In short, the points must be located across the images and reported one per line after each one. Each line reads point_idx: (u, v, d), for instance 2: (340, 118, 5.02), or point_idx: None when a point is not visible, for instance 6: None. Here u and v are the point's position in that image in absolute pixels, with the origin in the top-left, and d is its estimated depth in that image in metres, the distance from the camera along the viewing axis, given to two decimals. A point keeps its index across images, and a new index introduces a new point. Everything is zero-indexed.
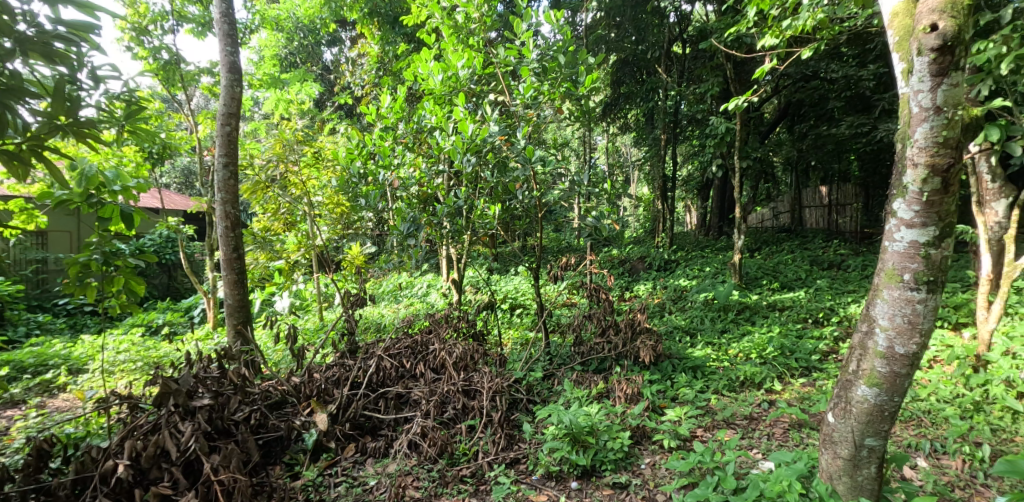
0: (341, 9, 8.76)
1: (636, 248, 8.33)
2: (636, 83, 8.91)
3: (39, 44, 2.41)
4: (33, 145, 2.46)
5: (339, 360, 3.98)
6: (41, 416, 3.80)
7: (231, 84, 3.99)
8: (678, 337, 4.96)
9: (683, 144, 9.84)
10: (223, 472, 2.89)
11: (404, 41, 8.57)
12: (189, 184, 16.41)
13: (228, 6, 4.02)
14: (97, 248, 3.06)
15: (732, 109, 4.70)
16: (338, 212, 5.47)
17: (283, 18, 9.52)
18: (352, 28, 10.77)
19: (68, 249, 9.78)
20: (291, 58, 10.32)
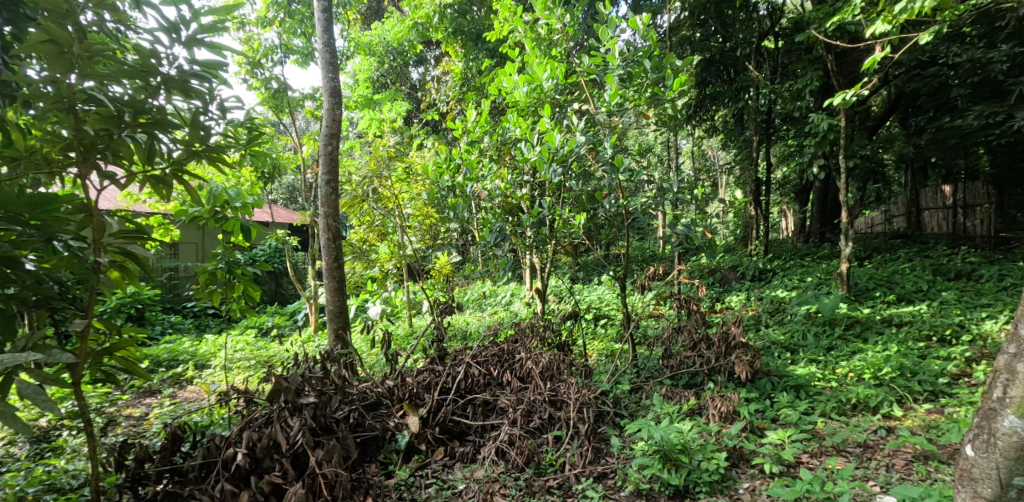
0: (428, 31, 9.28)
1: (728, 257, 7.86)
2: (723, 83, 8.40)
3: (179, 82, 3.03)
4: (175, 168, 3.16)
5: (430, 366, 4.11)
6: (171, 406, 4.29)
7: (333, 107, 4.23)
8: (777, 353, 4.59)
9: (783, 145, 9.13)
10: (327, 466, 3.18)
11: (488, 56, 9.07)
12: (294, 199, 18.00)
13: (331, 36, 4.29)
14: (222, 258, 3.42)
15: (837, 104, 4.30)
16: (427, 223, 5.75)
17: (374, 44, 10.23)
18: (436, 48, 11.40)
19: (195, 258, 11.02)
20: (382, 79, 10.76)
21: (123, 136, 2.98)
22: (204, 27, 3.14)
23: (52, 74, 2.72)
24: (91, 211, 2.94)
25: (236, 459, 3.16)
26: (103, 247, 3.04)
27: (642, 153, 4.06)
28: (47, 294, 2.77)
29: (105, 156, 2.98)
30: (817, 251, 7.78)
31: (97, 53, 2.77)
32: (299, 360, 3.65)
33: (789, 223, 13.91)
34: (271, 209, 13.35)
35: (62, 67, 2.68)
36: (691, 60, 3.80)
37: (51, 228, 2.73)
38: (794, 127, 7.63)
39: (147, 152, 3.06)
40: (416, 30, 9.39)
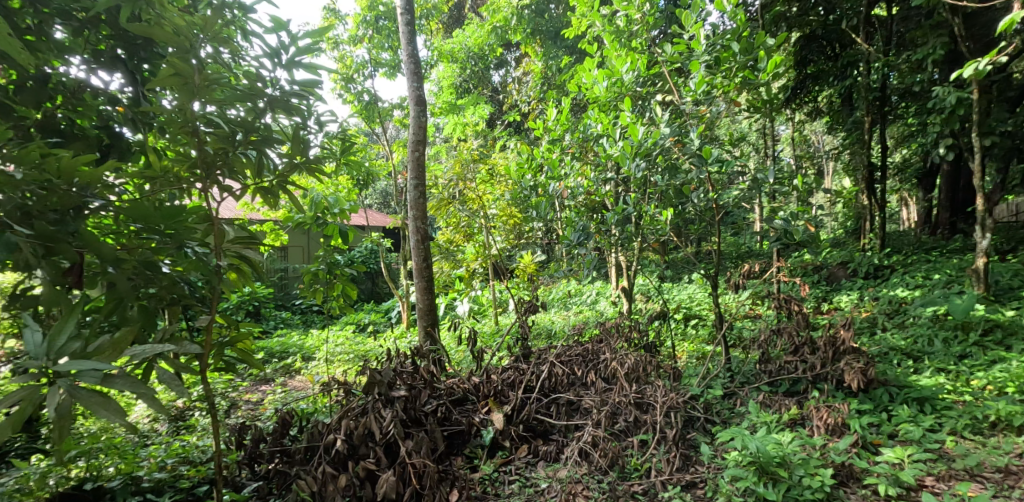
0: (506, 33, 9.84)
1: (837, 252, 7.14)
2: (827, 60, 7.40)
3: (282, 101, 3.35)
4: (280, 180, 3.50)
5: (514, 364, 4.23)
6: (281, 393, 4.77)
7: (419, 114, 4.45)
8: (897, 360, 4.05)
9: (900, 126, 8.15)
10: (415, 457, 3.36)
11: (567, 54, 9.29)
12: (386, 203, 18.89)
13: (415, 47, 4.52)
14: (323, 259, 3.70)
15: (968, 76, 3.72)
16: (511, 223, 5.93)
17: (455, 51, 10.38)
18: (515, 49, 11.80)
19: (302, 260, 12.02)
20: (465, 85, 10.77)
21: (237, 153, 3.35)
22: (302, 50, 3.45)
23: (178, 102, 3.10)
24: (212, 220, 3.39)
25: (335, 445, 3.44)
26: (224, 251, 3.44)
27: (734, 143, 3.82)
28: (180, 292, 3.24)
29: (223, 172, 3.37)
30: (947, 244, 6.83)
31: (214, 81, 3.13)
32: (393, 355, 3.89)
33: (911, 213, 12.42)
34: (366, 214, 14.31)
35: (186, 96, 3.05)
36: (787, 37, 3.49)
37: (181, 235, 3.21)
38: (917, 103, 6.75)
39: (257, 167, 3.42)
40: (495, 34, 9.80)
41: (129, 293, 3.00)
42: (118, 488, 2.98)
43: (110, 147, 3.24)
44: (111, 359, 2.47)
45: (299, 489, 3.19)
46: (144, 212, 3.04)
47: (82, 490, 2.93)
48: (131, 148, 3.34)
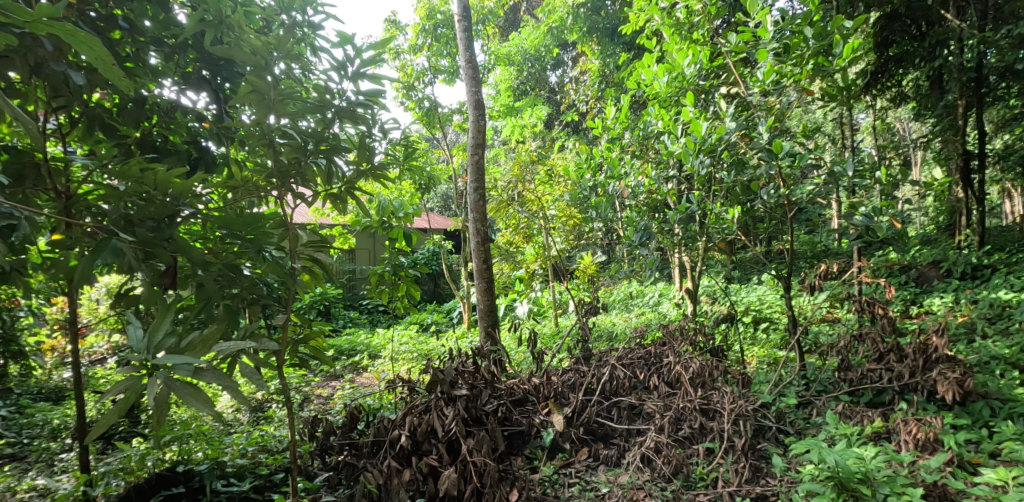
0: (562, 32, 9.94)
1: (929, 251, 6.58)
2: (912, 39, 6.52)
3: (349, 111, 3.53)
4: (348, 186, 3.68)
5: (575, 365, 4.26)
6: (350, 389, 5.05)
7: (477, 119, 4.52)
8: (1000, 370, 3.62)
9: (994, 111, 7.31)
10: (477, 455, 3.42)
11: (625, 50, 8.78)
12: (448, 207, 19.13)
13: (473, 53, 4.61)
14: (388, 262, 3.85)
15: None
16: (571, 224, 5.97)
17: (513, 54, 10.80)
18: (570, 49, 12.40)
19: (369, 262, 12.58)
20: (522, 87, 11.70)
21: (308, 162, 3.56)
22: (366, 61, 3.61)
23: (256, 116, 3.34)
24: (287, 226, 3.59)
25: (400, 440, 3.57)
26: (298, 254, 3.66)
27: (807, 135, 3.59)
28: (260, 293, 3.47)
29: (296, 180, 3.59)
30: None
31: (287, 95, 3.35)
32: (454, 354, 3.99)
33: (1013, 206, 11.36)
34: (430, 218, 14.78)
35: (263, 111, 3.29)
36: (866, 18, 3.22)
37: (259, 240, 3.41)
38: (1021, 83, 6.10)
39: (326, 174, 3.61)
40: (550, 35, 10.08)
41: (216, 293, 3.22)
42: (206, 472, 3.30)
43: (197, 160, 3.64)
44: (200, 354, 2.68)
45: (366, 481, 3.34)
46: (226, 220, 3.28)
47: (174, 472, 3.26)
48: (215, 160, 3.73)
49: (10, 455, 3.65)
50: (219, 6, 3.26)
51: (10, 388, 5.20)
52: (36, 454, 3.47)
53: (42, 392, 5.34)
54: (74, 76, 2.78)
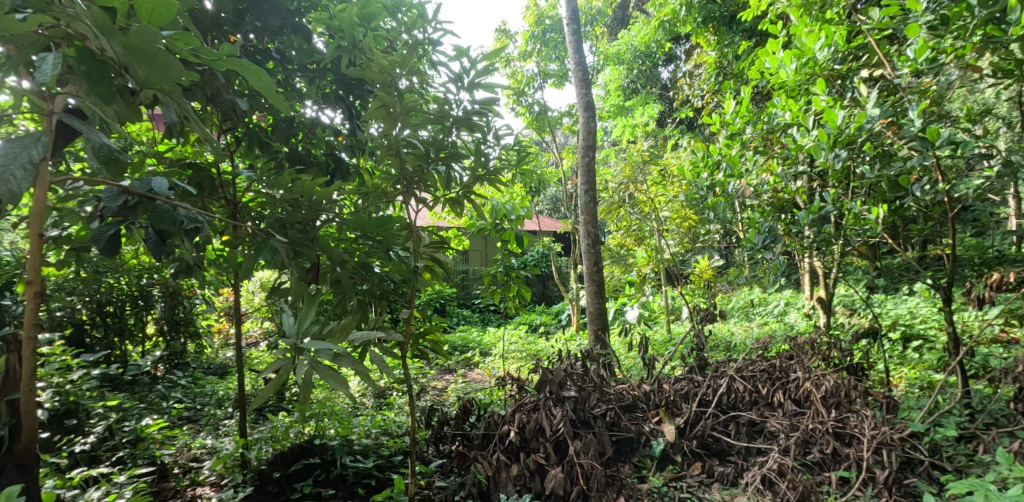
0: (673, 25, 9.37)
1: None
2: None
3: (465, 120, 3.73)
4: (465, 191, 3.91)
5: (688, 375, 4.13)
6: (462, 383, 5.48)
7: (587, 120, 4.67)
8: None
9: None
10: (583, 457, 3.39)
11: (745, 38, 8.24)
12: (557, 209, 19.53)
13: (581, 55, 4.82)
14: (502, 263, 4.00)
15: None
16: (685, 225, 6.04)
17: (621, 52, 10.99)
18: (684, 41, 11.41)
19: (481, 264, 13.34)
20: (633, 85, 11.41)
21: (430, 169, 3.82)
22: (480, 71, 3.78)
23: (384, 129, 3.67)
24: (412, 228, 3.87)
25: (509, 435, 3.65)
26: (420, 254, 3.98)
27: (974, 119, 3.14)
28: (386, 289, 3.80)
29: (419, 186, 3.86)
30: None
31: (410, 108, 3.62)
32: (565, 356, 4.06)
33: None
34: (538, 220, 15.37)
35: (390, 123, 3.60)
36: None
37: (387, 240, 3.71)
38: None
39: (445, 180, 3.89)
40: (661, 29, 9.77)
41: (350, 288, 3.58)
42: (337, 447, 3.82)
43: (335, 169, 4.16)
44: (340, 341, 3.03)
45: (476, 471, 3.46)
46: (361, 222, 3.60)
47: (311, 444, 3.84)
48: (349, 170, 4.25)
49: (188, 417, 4.55)
50: (353, 33, 3.65)
51: (188, 362, 6.34)
52: (206, 419, 4.32)
53: (212, 367, 6.43)
54: (239, 102, 3.33)
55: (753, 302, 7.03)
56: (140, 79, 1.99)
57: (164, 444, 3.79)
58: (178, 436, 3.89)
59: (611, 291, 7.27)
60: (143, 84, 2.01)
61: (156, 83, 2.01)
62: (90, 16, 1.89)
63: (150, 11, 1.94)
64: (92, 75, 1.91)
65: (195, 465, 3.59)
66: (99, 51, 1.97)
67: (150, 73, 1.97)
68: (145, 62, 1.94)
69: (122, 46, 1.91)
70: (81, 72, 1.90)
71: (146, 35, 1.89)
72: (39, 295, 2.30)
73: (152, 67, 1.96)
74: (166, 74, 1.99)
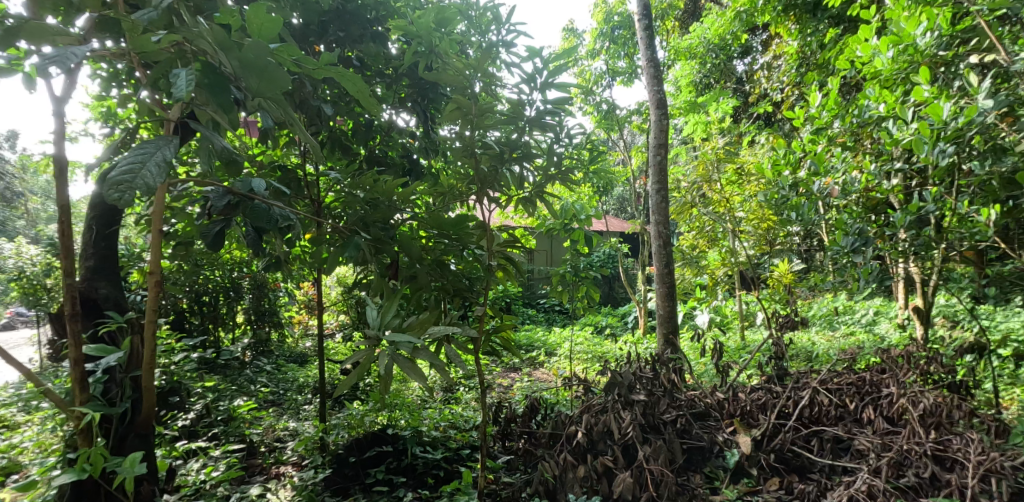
0: (752, 16, 8.92)
1: None
2: None
3: (537, 121, 3.75)
4: (536, 191, 3.94)
5: (766, 384, 3.94)
6: (528, 382, 5.66)
7: (660, 118, 4.73)
8: None
9: None
10: (653, 463, 3.26)
11: (832, 25, 7.51)
12: (624, 207, 19.79)
13: (654, 51, 4.89)
14: (570, 263, 3.97)
15: None
16: (763, 226, 5.79)
17: (694, 46, 10.27)
18: (762, 32, 10.75)
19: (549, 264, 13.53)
20: (706, 80, 10.60)
21: (503, 170, 3.86)
22: (551, 71, 3.76)
23: (462, 131, 3.77)
24: (485, 228, 3.95)
25: (576, 436, 3.60)
26: (493, 253, 4.04)
27: None
28: (460, 286, 3.92)
29: (492, 188, 3.90)
30: None
31: (487, 110, 3.69)
32: (634, 358, 3.99)
33: None
34: (606, 222, 15.38)
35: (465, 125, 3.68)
36: None
37: (463, 239, 3.84)
38: None
39: (517, 181, 3.92)
40: (738, 19, 9.25)
41: (427, 283, 3.76)
42: (409, 437, 4.02)
43: (411, 170, 4.41)
44: (419, 334, 3.17)
45: (543, 469, 3.40)
46: (437, 220, 3.74)
47: (384, 433, 4.04)
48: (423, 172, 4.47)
49: (272, 401, 4.98)
50: (430, 38, 3.75)
51: (272, 350, 6.96)
52: (289, 404, 4.72)
53: (292, 355, 6.97)
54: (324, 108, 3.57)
55: (837, 310, 6.61)
56: (252, 88, 2.21)
57: (251, 424, 4.17)
58: (265, 417, 4.30)
59: (682, 294, 7.10)
60: (255, 93, 2.23)
61: (265, 91, 2.22)
62: (210, 34, 2.15)
63: (261, 25, 2.25)
64: (212, 87, 2.15)
65: (280, 445, 3.94)
66: (218, 65, 2.22)
67: (261, 82, 2.19)
68: (258, 73, 2.17)
69: (238, 60, 2.16)
70: (205, 84, 2.13)
71: (257, 49, 2.13)
72: (159, 283, 2.59)
73: (263, 77, 2.18)
74: (275, 83, 2.20)
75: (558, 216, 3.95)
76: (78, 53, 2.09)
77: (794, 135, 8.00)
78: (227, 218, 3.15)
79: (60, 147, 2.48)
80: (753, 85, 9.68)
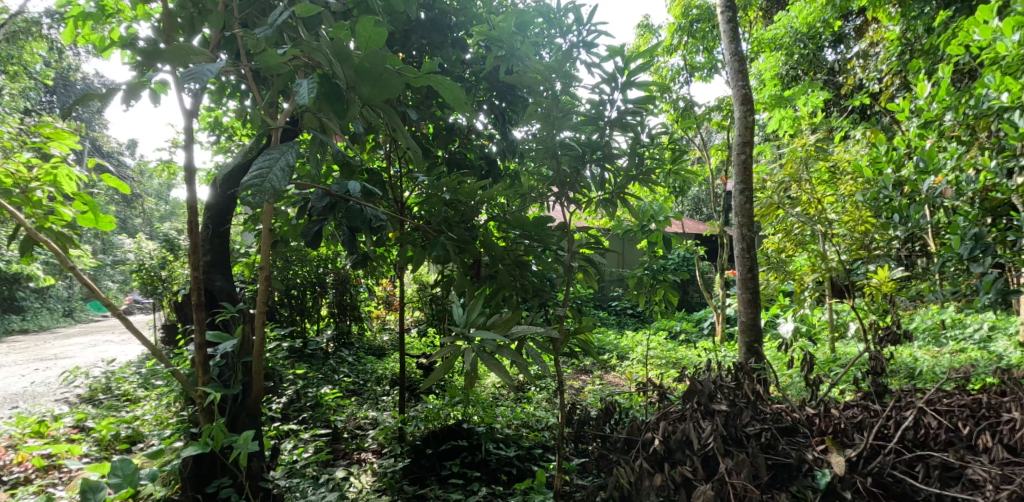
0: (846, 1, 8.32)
1: None
2: None
3: (618, 121, 3.69)
4: (616, 190, 3.88)
5: (863, 401, 3.63)
6: (599, 386, 5.69)
7: (745, 115, 4.51)
8: None
9: None
10: (736, 477, 3.01)
11: (942, 7, 6.96)
12: (700, 206, 19.42)
13: (738, 45, 4.65)
14: (648, 265, 3.88)
15: None
16: (859, 229, 5.42)
17: (779, 37, 9.31)
18: (857, 18, 9.97)
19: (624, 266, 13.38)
20: (793, 72, 9.66)
21: (583, 171, 3.84)
22: (627, 72, 3.68)
23: (542, 133, 3.77)
24: (566, 229, 3.99)
25: (653, 443, 3.44)
26: (574, 255, 4.04)
27: None
28: (540, 285, 3.90)
29: (571, 190, 3.89)
30: None
31: (567, 111, 3.66)
32: (715, 367, 3.81)
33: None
34: (680, 223, 14.92)
35: (548, 126, 3.69)
36: None
37: (545, 240, 3.88)
38: None
39: (597, 182, 3.87)
40: (831, 5, 8.62)
41: (507, 282, 3.75)
42: (484, 433, 4.15)
43: (489, 172, 4.52)
44: (502, 332, 3.20)
45: (619, 475, 3.32)
46: (521, 219, 3.82)
47: (461, 427, 4.18)
48: (499, 174, 4.54)
49: (354, 391, 5.34)
50: (510, 41, 3.80)
51: (355, 342, 7.48)
52: (370, 394, 5.06)
53: (371, 348, 7.31)
54: (410, 113, 3.75)
55: (943, 323, 5.98)
56: (364, 96, 2.43)
57: (337, 411, 4.60)
58: (348, 406, 4.67)
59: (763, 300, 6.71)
60: (365, 102, 2.45)
61: (375, 99, 2.43)
62: (328, 47, 2.40)
63: (368, 37, 2.37)
64: (329, 97, 2.37)
65: (360, 432, 4.25)
66: (331, 77, 2.44)
67: (372, 90, 2.41)
68: (371, 81, 2.39)
69: (353, 70, 2.39)
70: (323, 93, 2.34)
71: (375, 57, 2.34)
72: (270, 277, 3.05)
73: (374, 85, 2.40)
74: (386, 90, 2.41)
75: (635, 217, 3.87)
76: (211, 69, 2.35)
77: (893, 128, 7.34)
78: (325, 218, 3.43)
79: (190, 155, 2.84)
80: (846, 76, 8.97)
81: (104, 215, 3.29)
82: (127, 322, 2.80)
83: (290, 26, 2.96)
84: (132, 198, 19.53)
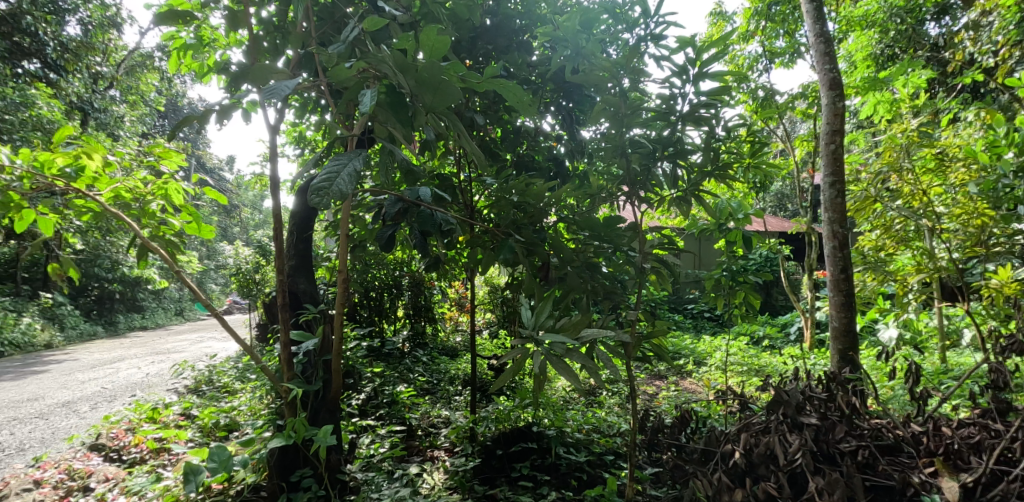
0: None
1: None
2: None
3: (691, 115, 3.51)
4: (689, 189, 3.70)
5: (981, 419, 3.20)
6: (674, 391, 5.45)
7: (833, 100, 4.20)
8: None
9: None
10: (827, 498, 2.73)
11: None
12: (783, 202, 18.35)
13: (823, 25, 4.33)
14: (727, 266, 3.66)
15: None
16: (975, 223, 4.92)
17: (872, 13, 8.21)
18: None
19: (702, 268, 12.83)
20: (888, 52, 8.90)
21: (654, 169, 3.68)
22: (699, 62, 3.49)
23: (611, 131, 3.66)
24: (638, 230, 3.86)
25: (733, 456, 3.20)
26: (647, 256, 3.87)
27: None
28: (611, 287, 3.77)
29: (642, 189, 3.73)
30: None
31: (637, 107, 3.53)
32: (803, 376, 3.50)
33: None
34: (764, 221, 14.08)
35: (616, 125, 3.57)
36: None
37: (615, 241, 3.76)
38: None
39: (669, 180, 3.69)
40: None
41: (578, 285, 3.66)
42: (554, 436, 4.09)
43: (558, 173, 4.45)
44: (572, 335, 3.10)
45: (695, 488, 3.11)
46: (591, 220, 3.72)
47: (530, 429, 4.12)
48: (568, 173, 4.48)
49: (428, 389, 5.45)
50: (576, 40, 3.74)
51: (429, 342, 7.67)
52: (442, 393, 5.15)
53: (445, 348, 7.52)
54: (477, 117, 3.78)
55: None
56: (427, 104, 2.45)
57: (412, 408, 4.70)
58: (421, 404, 4.76)
59: (860, 304, 6.16)
60: (429, 109, 2.47)
61: (438, 106, 2.45)
62: (391, 58, 2.42)
63: (432, 45, 2.35)
64: (393, 105, 2.44)
65: (434, 430, 4.32)
66: (397, 87, 2.48)
67: (434, 97, 2.42)
68: (432, 90, 2.41)
69: (415, 80, 2.41)
70: (387, 102, 2.42)
71: (433, 67, 2.35)
72: (348, 279, 3.16)
73: (436, 94, 2.42)
74: (446, 98, 2.42)
75: (711, 215, 3.65)
76: (287, 86, 2.47)
77: (1012, 108, 6.49)
78: (397, 222, 3.58)
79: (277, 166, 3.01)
80: (953, 52, 8.04)
81: (206, 224, 3.53)
82: (223, 321, 2.99)
83: (360, 40, 3.06)
84: (232, 207, 21.26)
